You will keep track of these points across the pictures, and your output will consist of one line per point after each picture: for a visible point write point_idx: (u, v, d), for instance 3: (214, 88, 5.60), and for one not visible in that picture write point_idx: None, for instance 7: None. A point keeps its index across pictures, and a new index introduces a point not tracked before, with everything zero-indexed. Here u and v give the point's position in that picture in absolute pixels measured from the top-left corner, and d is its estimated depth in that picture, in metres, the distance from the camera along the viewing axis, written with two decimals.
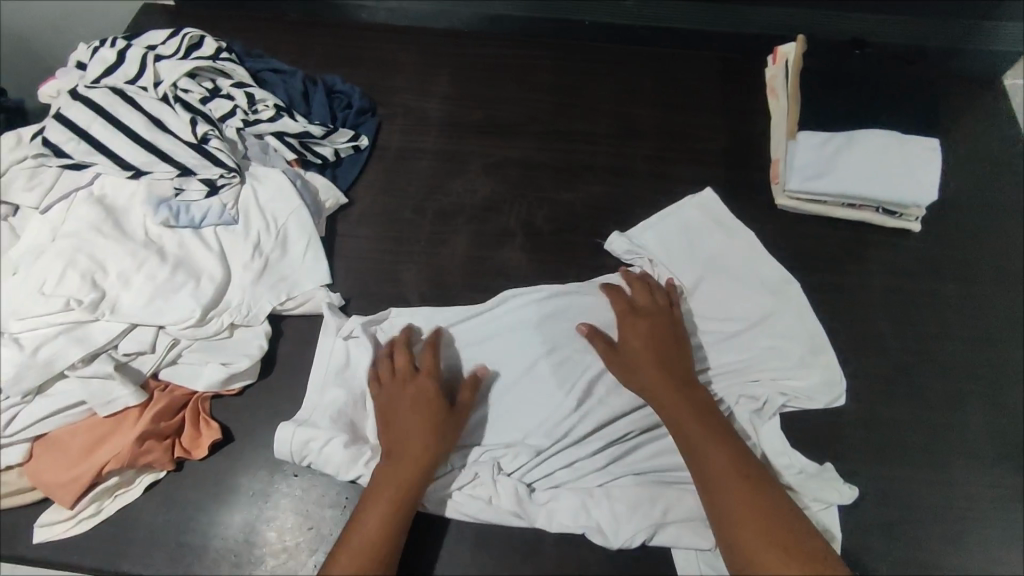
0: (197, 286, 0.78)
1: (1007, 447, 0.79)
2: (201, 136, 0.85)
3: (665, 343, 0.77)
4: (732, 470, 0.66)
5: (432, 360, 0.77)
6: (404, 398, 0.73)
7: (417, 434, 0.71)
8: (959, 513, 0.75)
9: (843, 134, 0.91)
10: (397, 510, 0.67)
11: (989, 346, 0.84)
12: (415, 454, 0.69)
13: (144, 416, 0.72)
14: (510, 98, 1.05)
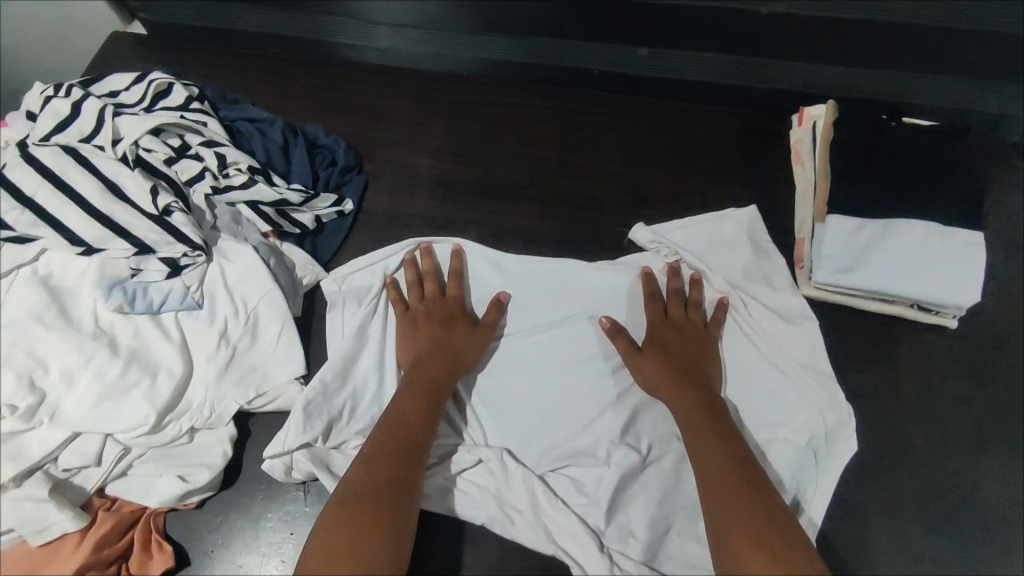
0: (153, 385, 0.70)
1: None
2: (163, 208, 0.75)
3: (671, 330, 0.77)
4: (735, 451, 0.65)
5: (458, 289, 0.80)
6: (429, 319, 0.77)
7: (441, 354, 0.74)
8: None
9: (877, 221, 0.82)
10: (416, 429, 0.67)
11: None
12: (441, 367, 0.73)
13: (87, 541, 0.64)
14: (510, 153, 0.95)
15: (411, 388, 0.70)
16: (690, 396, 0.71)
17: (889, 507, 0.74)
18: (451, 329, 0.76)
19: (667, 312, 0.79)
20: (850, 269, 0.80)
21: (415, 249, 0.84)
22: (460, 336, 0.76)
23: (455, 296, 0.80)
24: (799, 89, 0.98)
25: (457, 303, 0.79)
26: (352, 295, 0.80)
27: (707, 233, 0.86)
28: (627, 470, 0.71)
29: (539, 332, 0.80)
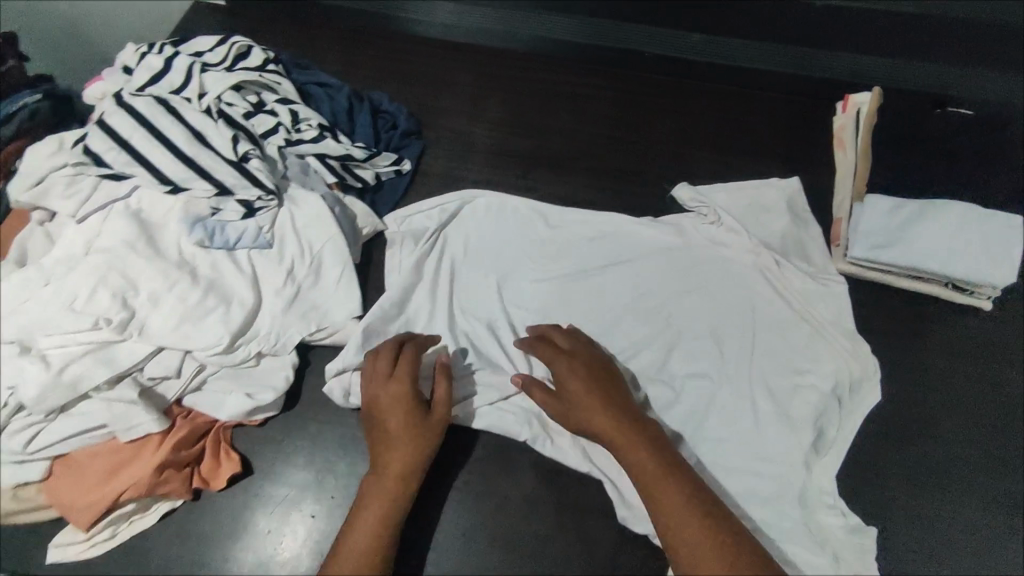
0: (228, 312, 0.76)
1: None
2: (241, 154, 0.83)
3: (591, 380, 0.73)
4: (692, 525, 0.64)
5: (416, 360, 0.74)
6: (386, 395, 0.71)
7: (394, 446, 0.70)
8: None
9: (916, 202, 0.84)
10: (392, 514, 0.68)
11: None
12: (396, 460, 0.69)
13: (167, 443, 0.71)
14: (561, 127, 1.00)
15: (378, 472, 0.69)
16: (643, 469, 0.68)
17: (917, 478, 0.76)
18: (407, 410, 0.71)
19: (572, 354, 0.76)
20: (888, 245, 0.82)
21: (470, 197, 0.92)
22: (417, 419, 0.71)
23: (409, 367, 0.73)
24: (846, 78, 1.00)
25: (411, 374, 0.72)
26: (410, 235, 0.88)
27: (743, 198, 0.92)
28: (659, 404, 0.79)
29: (584, 277, 0.87)
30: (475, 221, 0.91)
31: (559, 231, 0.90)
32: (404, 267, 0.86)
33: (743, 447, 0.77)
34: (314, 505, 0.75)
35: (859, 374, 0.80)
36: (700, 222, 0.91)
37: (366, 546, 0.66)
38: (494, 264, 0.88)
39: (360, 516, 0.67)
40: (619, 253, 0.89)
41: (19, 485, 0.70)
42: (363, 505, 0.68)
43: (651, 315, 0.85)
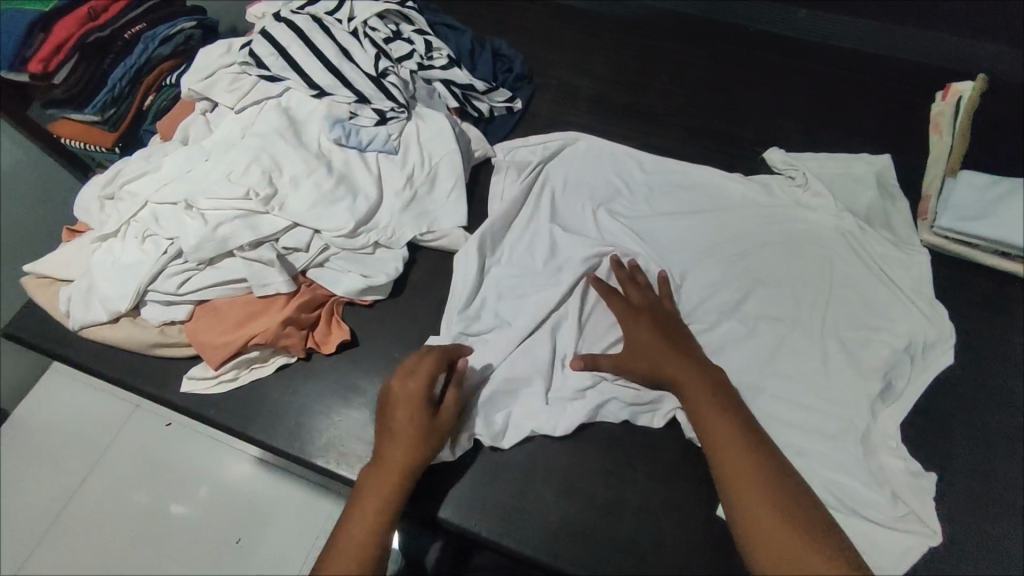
0: (354, 202, 0.86)
1: None
2: (381, 70, 0.92)
3: (659, 337, 0.77)
4: (735, 449, 0.67)
5: (430, 366, 0.72)
6: (395, 395, 0.71)
7: (397, 445, 0.69)
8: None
9: (1014, 180, 0.87)
10: (388, 508, 0.66)
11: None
12: (394, 461, 0.68)
13: (292, 303, 0.81)
14: (661, 87, 1.07)
15: (380, 466, 0.68)
16: (703, 414, 0.71)
17: (984, 442, 0.78)
18: (411, 412, 0.70)
19: (648, 308, 0.81)
20: (975, 218, 0.86)
21: (570, 140, 0.98)
22: (421, 421, 0.70)
23: (427, 372, 0.72)
24: (948, 69, 1.03)
25: (427, 379, 0.71)
26: (514, 166, 0.94)
27: (837, 168, 0.95)
28: (732, 339, 0.83)
29: (673, 217, 0.91)
30: (576, 161, 0.96)
31: (652, 176, 0.96)
32: (506, 194, 0.92)
33: (813, 388, 0.79)
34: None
35: (936, 335, 0.82)
36: (788, 184, 0.94)
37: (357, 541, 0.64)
38: (591, 197, 0.93)
39: (360, 503, 0.66)
40: (710, 201, 0.93)
41: (167, 322, 0.82)
42: (362, 492, 0.67)
43: (737, 259, 0.88)
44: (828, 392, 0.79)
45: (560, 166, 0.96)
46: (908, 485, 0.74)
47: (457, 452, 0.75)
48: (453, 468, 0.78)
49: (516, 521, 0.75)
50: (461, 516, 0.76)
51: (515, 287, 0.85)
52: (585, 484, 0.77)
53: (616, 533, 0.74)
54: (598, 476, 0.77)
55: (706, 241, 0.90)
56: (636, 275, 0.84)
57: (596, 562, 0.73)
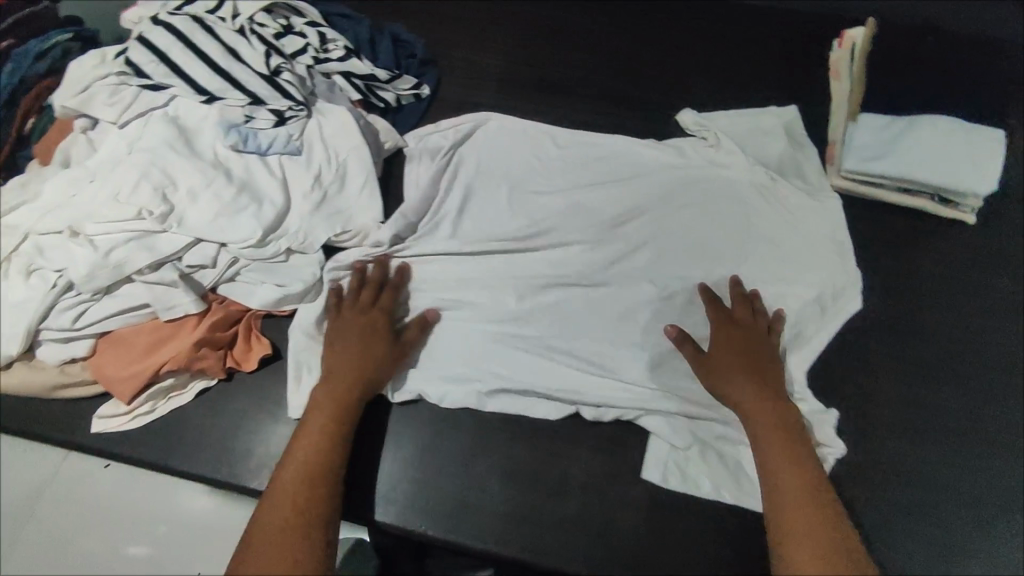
0: (260, 210, 0.81)
1: None
2: (274, 68, 0.87)
3: (750, 353, 0.77)
4: (789, 460, 0.69)
5: (390, 299, 0.81)
6: (354, 321, 0.78)
7: (351, 359, 0.76)
8: (982, 504, 0.76)
9: (908, 118, 0.91)
10: (342, 421, 0.73)
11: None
12: (349, 373, 0.75)
13: (204, 323, 0.77)
14: (570, 58, 1.05)
15: (331, 383, 0.75)
16: (769, 444, 0.71)
17: (899, 374, 0.82)
18: (364, 329, 0.78)
19: (744, 325, 0.79)
20: (876, 157, 0.89)
21: (483, 117, 0.95)
22: (375, 337, 0.78)
23: (385, 303, 0.80)
24: (842, 15, 1.06)
25: (387, 310, 0.80)
26: (427, 152, 0.92)
27: (746, 124, 0.97)
28: (662, 303, 0.83)
29: (592, 189, 0.90)
30: (490, 142, 0.94)
31: (566, 151, 0.94)
32: (421, 183, 0.90)
33: None
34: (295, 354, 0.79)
35: (845, 278, 0.85)
36: (701, 145, 0.94)
37: (314, 446, 0.71)
38: (506, 175, 0.91)
39: (315, 415, 0.73)
40: (628, 170, 0.93)
41: (68, 360, 0.77)
42: (317, 405, 0.74)
43: (658, 224, 0.89)
44: None
45: (474, 147, 0.93)
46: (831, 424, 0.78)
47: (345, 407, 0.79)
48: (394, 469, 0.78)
49: (459, 513, 0.76)
50: (391, 504, 0.77)
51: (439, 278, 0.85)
52: (525, 467, 0.78)
53: (562, 509, 0.76)
54: (537, 457, 0.78)
55: (628, 210, 0.89)
56: (750, 298, 0.82)
57: (540, 542, 0.75)
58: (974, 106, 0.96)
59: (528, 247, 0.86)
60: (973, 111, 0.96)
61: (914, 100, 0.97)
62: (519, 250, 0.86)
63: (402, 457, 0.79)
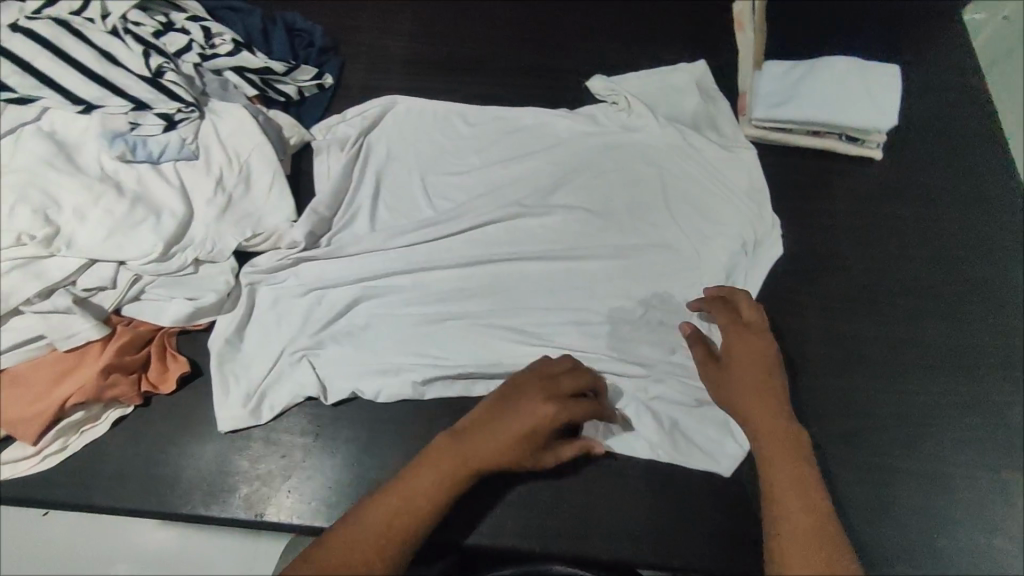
0: (158, 222, 0.76)
1: (959, 358, 0.81)
2: (156, 68, 0.81)
3: (765, 372, 0.73)
4: (797, 478, 0.67)
5: (583, 381, 0.71)
6: (534, 396, 0.69)
7: (500, 433, 0.68)
8: (909, 425, 0.78)
9: (808, 62, 0.93)
10: (443, 495, 0.65)
11: (948, 267, 0.86)
12: (494, 446, 0.67)
13: (110, 348, 0.72)
14: (476, 33, 1.03)
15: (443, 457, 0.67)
16: (776, 469, 0.68)
17: (822, 310, 0.84)
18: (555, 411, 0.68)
19: (758, 336, 0.75)
20: (782, 104, 0.91)
21: (388, 102, 0.93)
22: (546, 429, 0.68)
23: (569, 386, 0.70)
24: None
25: (567, 392, 0.70)
26: (336, 142, 0.89)
27: (656, 84, 0.96)
28: (590, 272, 0.83)
29: (508, 165, 0.90)
30: (398, 128, 0.92)
31: (478, 128, 0.93)
32: (333, 175, 0.86)
33: (669, 301, 0.82)
34: (217, 364, 0.76)
35: (765, 226, 0.87)
36: (613, 110, 0.94)
37: (404, 512, 0.64)
38: (418, 161, 0.90)
39: (417, 482, 0.65)
40: (542, 143, 0.92)
41: None
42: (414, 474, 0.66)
43: (578, 192, 0.88)
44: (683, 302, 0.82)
45: (383, 134, 0.92)
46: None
47: (273, 409, 0.76)
48: (336, 473, 0.75)
49: None
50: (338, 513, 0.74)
51: (363, 275, 0.81)
52: None
53: (510, 488, 0.77)
54: None
55: (545, 182, 0.89)
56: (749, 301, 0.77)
57: (493, 521, 0.76)
58: (869, 46, 0.99)
59: (449, 229, 0.84)
60: (868, 50, 0.99)
61: (813, 45, 0.99)
62: (440, 234, 0.84)
63: (344, 457, 0.76)
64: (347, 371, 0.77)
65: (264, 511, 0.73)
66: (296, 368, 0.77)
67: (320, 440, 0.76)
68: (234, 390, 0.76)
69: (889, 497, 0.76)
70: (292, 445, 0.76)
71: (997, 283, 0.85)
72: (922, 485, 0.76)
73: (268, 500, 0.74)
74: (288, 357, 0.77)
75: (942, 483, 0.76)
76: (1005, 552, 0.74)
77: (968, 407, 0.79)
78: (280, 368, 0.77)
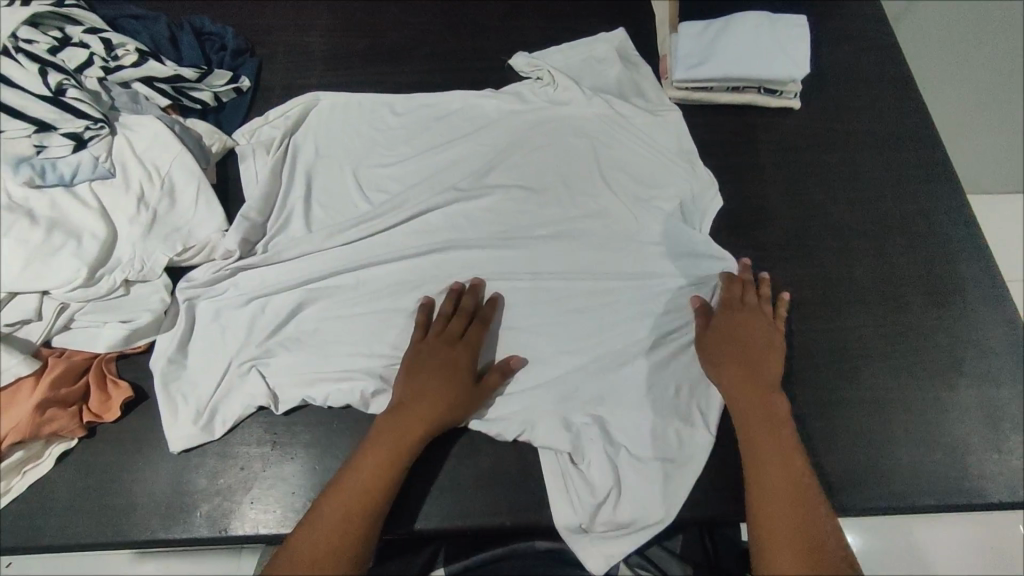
0: (80, 246, 0.73)
1: (888, 290, 0.86)
2: (56, 87, 0.77)
3: (744, 344, 0.77)
4: (780, 458, 0.70)
5: (479, 334, 0.77)
6: (440, 356, 0.74)
7: (415, 395, 0.72)
8: (848, 357, 0.82)
9: (720, 20, 0.94)
10: (396, 461, 0.69)
11: (872, 205, 0.91)
12: (415, 410, 0.71)
13: (43, 382, 0.69)
14: (395, 22, 1.02)
15: (388, 429, 0.71)
16: (753, 432, 0.73)
17: (758, 259, 0.87)
18: (445, 368, 0.74)
19: (748, 312, 0.79)
20: (700, 64, 0.92)
21: (310, 101, 0.92)
22: (444, 383, 0.73)
23: (474, 337, 0.77)
24: None
25: (469, 348, 0.76)
26: (261, 145, 0.87)
27: (578, 55, 0.97)
28: (532, 248, 0.84)
29: (439, 151, 0.90)
30: (325, 126, 0.91)
31: (405, 117, 0.92)
32: (261, 179, 0.84)
33: (612, 267, 0.84)
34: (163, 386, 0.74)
35: (696, 185, 0.89)
36: (538, 86, 0.94)
37: (367, 485, 0.67)
38: (348, 157, 0.89)
39: (371, 454, 0.69)
40: (472, 126, 0.92)
41: None
42: (367, 452, 0.70)
43: (513, 170, 0.89)
44: (626, 267, 0.84)
45: (310, 132, 0.90)
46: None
47: (225, 424, 0.74)
48: (299, 478, 0.74)
49: None
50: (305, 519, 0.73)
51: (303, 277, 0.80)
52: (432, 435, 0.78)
53: (477, 470, 0.77)
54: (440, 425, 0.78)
55: (477, 164, 0.89)
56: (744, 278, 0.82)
57: (461, 503, 0.76)
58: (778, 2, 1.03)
59: (388, 221, 0.84)
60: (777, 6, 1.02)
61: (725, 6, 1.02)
62: (378, 227, 0.83)
63: (306, 463, 0.75)
64: (298, 378, 0.76)
65: (231, 525, 0.72)
66: (246, 379, 0.75)
67: (278, 449, 0.75)
68: (183, 409, 0.74)
69: (834, 427, 0.79)
70: (251, 456, 0.75)
71: (917, 216, 0.90)
72: (864, 413, 0.80)
73: (232, 514, 0.73)
74: (237, 369, 0.75)
75: (879, 408, 0.80)
76: (943, 465, 0.78)
77: (901, 335, 0.84)
78: (227, 381, 0.75)
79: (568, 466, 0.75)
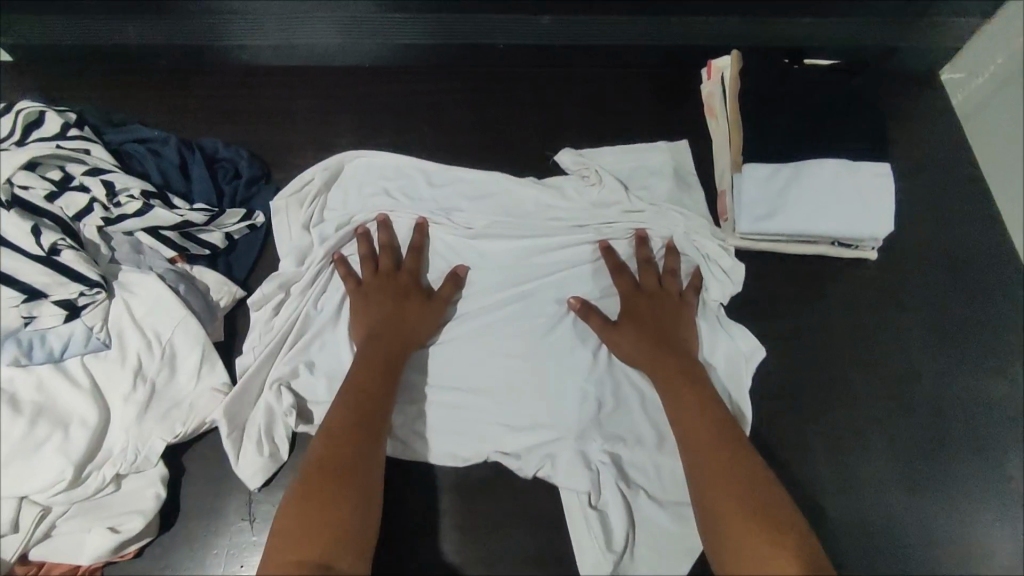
0: (66, 438, 0.65)
1: (951, 497, 0.79)
2: (48, 247, 0.65)
3: (667, 319, 0.76)
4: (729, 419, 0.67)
5: (414, 262, 0.79)
6: (387, 297, 0.75)
7: (380, 340, 0.72)
8: (909, 553, 0.76)
9: (791, 163, 0.84)
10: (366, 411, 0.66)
11: (935, 350, 0.85)
12: (375, 360, 0.70)
13: None
14: (425, 143, 0.92)
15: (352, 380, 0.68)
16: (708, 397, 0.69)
17: (822, 422, 0.81)
18: (389, 297, 0.75)
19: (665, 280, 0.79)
20: (768, 216, 0.82)
21: (349, 157, 0.84)
22: (394, 311, 0.74)
23: (410, 265, 0.78)
24: (706, 43, 0.96)
25: (412, 275, 0.78)
26: (294, 198, 0.81)
27: (631, 160, 0.88)
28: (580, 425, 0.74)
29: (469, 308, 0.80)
30: (358, 184, 0.84)
31: (441, 190, 0.84)
32: (292, 238, 0.80)
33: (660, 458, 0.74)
34: None
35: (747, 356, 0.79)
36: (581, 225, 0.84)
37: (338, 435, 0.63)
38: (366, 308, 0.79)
39: (336, 408, 0.66)
40: (512, 254, 0.82)
41: None
42: (336, 402, 0.67)
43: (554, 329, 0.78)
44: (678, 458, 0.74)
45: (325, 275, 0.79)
46: (724, 342, 0.79)
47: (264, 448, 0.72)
48: None
49: None
50: None
51: (330, 310, 0.77)
52: None
53: None
54: None
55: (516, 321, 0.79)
56: (647, 248, 0.81)
57: None
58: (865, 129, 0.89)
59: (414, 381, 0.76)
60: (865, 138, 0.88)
61: None
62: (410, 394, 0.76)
63: None
64: None
65: (248, 563, 0.71)
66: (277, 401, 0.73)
67: None
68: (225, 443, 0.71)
69: None
70: None
71: (988, 405, 0.83)
72: None
73: None
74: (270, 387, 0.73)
75: None
76: None
77: (956, 491, 0.79)
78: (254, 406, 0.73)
79: (587, 506, 0.71)
